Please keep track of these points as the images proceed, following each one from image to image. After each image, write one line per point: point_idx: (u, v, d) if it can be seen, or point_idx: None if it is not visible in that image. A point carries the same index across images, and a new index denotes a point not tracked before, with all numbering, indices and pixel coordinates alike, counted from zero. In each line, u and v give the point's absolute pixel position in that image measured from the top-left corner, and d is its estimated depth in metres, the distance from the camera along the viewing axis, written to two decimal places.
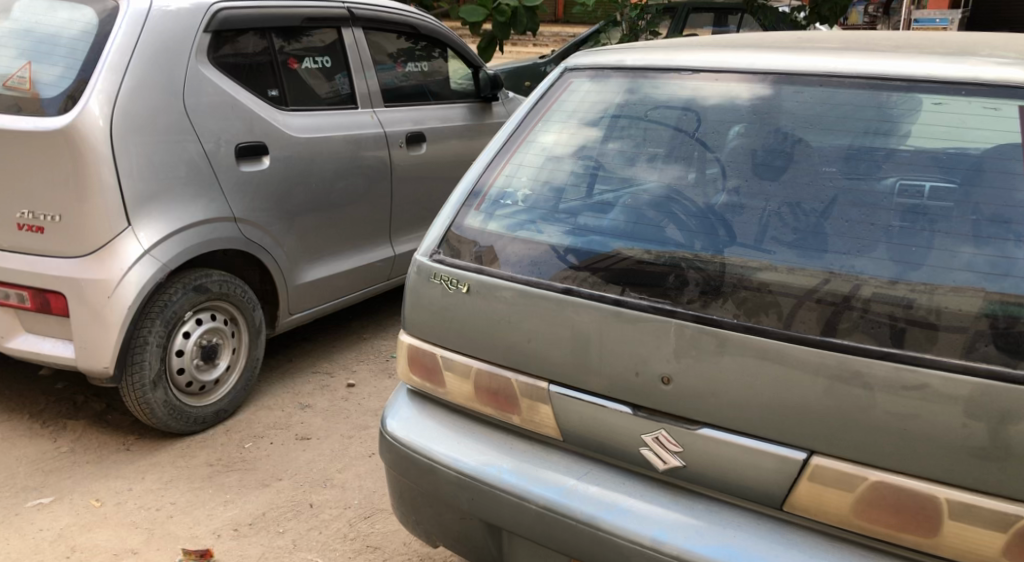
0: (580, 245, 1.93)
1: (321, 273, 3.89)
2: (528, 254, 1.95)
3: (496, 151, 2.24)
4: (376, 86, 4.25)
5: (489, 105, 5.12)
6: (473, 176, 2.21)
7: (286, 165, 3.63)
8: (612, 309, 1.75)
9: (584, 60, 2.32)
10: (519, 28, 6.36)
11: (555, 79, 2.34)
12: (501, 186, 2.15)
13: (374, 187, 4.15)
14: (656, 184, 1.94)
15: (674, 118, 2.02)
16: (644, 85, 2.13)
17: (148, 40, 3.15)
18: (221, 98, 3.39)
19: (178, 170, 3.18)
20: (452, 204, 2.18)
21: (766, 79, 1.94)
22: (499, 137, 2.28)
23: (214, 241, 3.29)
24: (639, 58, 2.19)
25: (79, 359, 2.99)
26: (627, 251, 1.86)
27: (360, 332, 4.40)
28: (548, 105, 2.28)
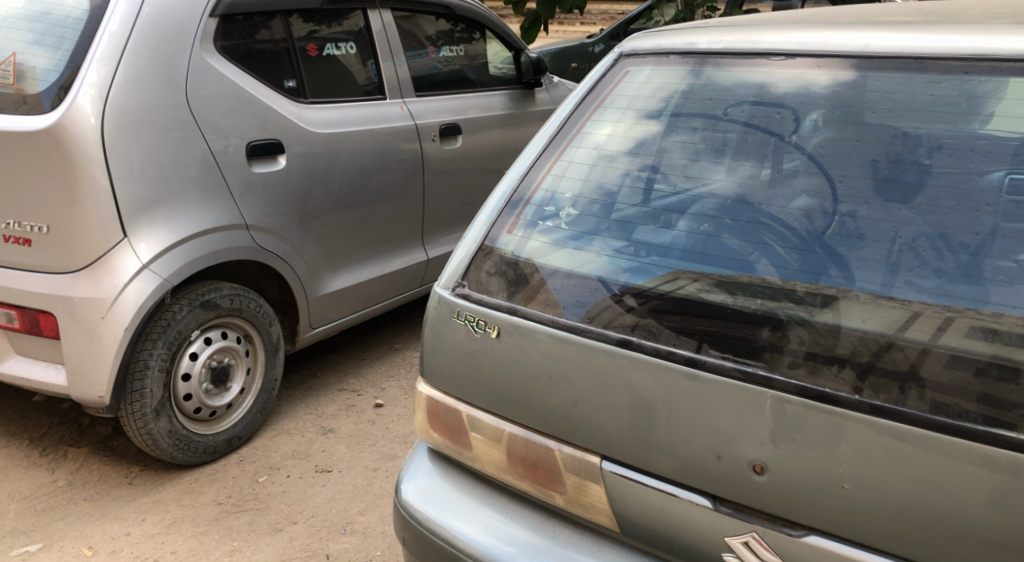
0: (640, 278, 1.50)
1: (345, 282, 3.54)
2: (574, 291, 1.54)
3: (536, 156, 1.82)
4: (405, 75, 3.86)
5: (532, 90, 4.70)
6: (508, 185, 1.80)
7: (304, 164, 3.26)
8: (685, 370, 1.33)
9: (643, 43, 1.87)
10: (564, 6, 5.91)
11: (608, 66, 1.90)
12: (543, 198, 1.74)
13: (404, 186, 3.77)
14: (723, 191, 1.53)
15: (746, 112, 1.60)
16: (712, 73, 1.70)
17: (146, 27, 2.81)
18: (231, 91, 3.03)
19: (180, 173, 2.84)
20: (480, 222, 1.77)
21: (857, 64, 1.51)
22: (541, 138, 1.86)
23: (222, 252, 2.95)
24: (713, 39, 1.74)
25: (73, 387, 2.70)
26: (703, 291, 1.43)
27: (391, 343, 4.06)
28: (602, 97, 1.84)
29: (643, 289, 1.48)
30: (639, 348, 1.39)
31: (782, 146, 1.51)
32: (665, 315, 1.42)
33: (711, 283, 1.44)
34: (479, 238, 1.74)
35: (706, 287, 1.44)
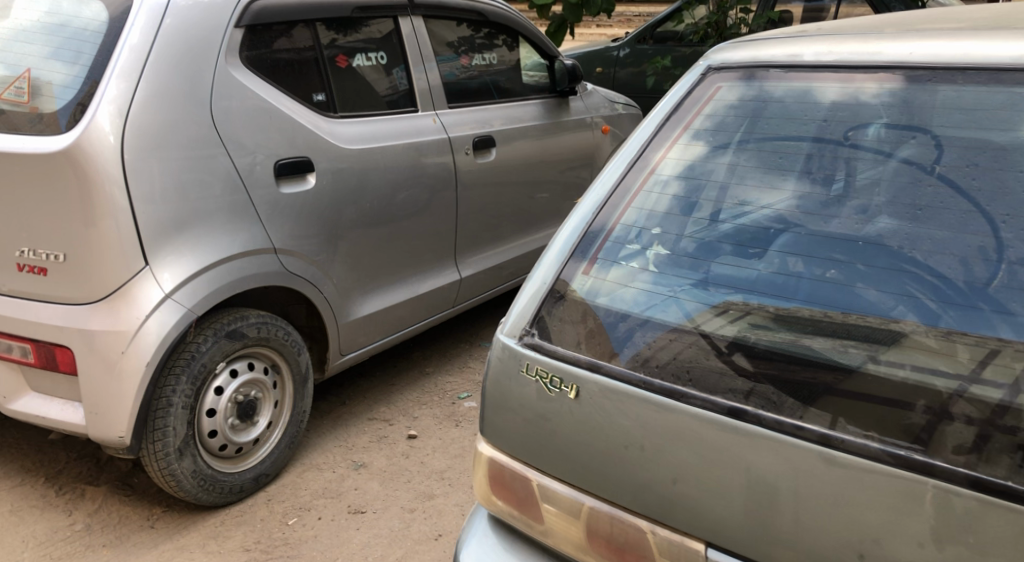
0: (751, 332, 1.37)
1: (374, 306, 3.33)
2: (670, 347, 1.39)
3: (619, 182, 1.66)
4: (436, 80, 3.67)
5: (566, 99, 4.49)
6: (580, 217, 1.64)
7: (335, 183, 3.07)
8: (820, 450, 1.17)
9: (735, 54, 1.70)
10: (592, 10, 5.70)
11: (695, 80, 1.73)
12: (622, 234, 1.58)
13: (432, 202, 3.54)
14: (774, 212, 1.49)
15: (813, 130, 1.53)
16: (809, 89, 1.57)
17: (167, 40, 2.63)
18: (258, 106, 2.85)
19: (205, 196, 2.66)
20: (555, 252, 1.60)
21: (908, 75, 1.46)
22: (615, 165, 1.69)
23: (249, 279, 2.76)
24: (822, 51, 1.58)
25: (91, 426, 2.52)
26: (836, 354, 1.30)
27: (422, 367, 3.86)
28: (686, 119, 1.69)
29: (750, 345, 1.35)
30: (758, 420, 1.23)
31: (854, 158, 1.45)
32: (790, 386, 1.28)
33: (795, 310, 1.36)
34: (549, 278, 1.56)
35: (836, 347, 1.30)
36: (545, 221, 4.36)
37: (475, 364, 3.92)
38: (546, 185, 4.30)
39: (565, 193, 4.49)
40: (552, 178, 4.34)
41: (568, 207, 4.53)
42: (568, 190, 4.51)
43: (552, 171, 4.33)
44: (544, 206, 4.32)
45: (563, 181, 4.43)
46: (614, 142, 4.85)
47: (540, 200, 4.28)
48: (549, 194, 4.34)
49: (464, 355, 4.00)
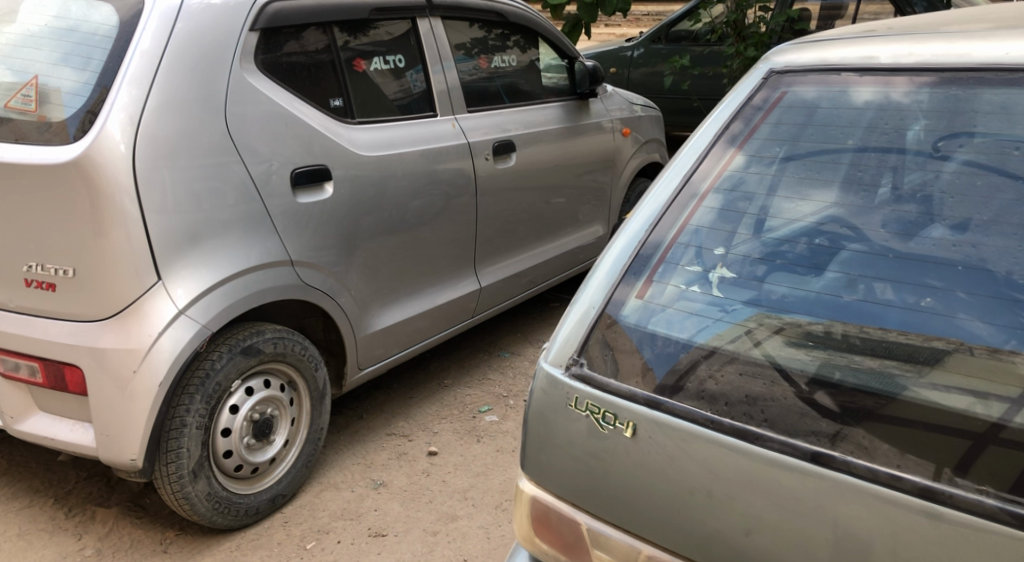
0: (834, 369, 1.30)
1: (394, 318, 3.23)
2: (742, 384, 1.32)
3: (677, 195, 1.57)
4: (455, 80, 3.55)
5: (587, 102, 4.37)
6: (628, 234, 1.55)
7: (353, 191, 2.96)
8: (924, 506, 1.09)
9: (801, 57, 1.63)
10: (608, 9, 5.57)
11: (756, 84, 1.65)
12: (675, 255, 1.50)
13: (444, 208, 3.39)
14: (810, 223, 1.47)
15: (862, 138, 1.50)
16: (888, 93, 1.50)
17: (180, 45, 2.53)
18: (275, 113, 2.74)
19: (220, 206, 2.55)
20: (608, 270, 1.52)
21: (1008, 78, 1.37)
22: (667, 178, 1.60)
23: (267, 292, 2.65)
24: (901, 53, 1.51)
25: (101, 448, 2.42)
26: (938, 396, 1.23)
27: (440, 379, 3.74)
28: (743, 132, 1.60)
29: (833, 380, 1.29)
30: (848, 469, 1.16)
31: (932, 164, 1.41)
32: (885, 431, 1.21)
33: (854, 334, 1.33)
34: (597, 304, 1.48)
35: (935, 389, 1.24)
36: (564, 227, 4.24)
37: (494, 375, 3.80)
38: (562, 190, 4.14)
39: (582, 197, 4.33)
40: (567, 183, 4.18)
41: (584, 213, 4.37)
42: (584, 196, 4.34)
43: (568, 176, 4.18)
44: (559, 211, 4.17)
45: (578, 186, 4.27)
46: (635, 145, 4.70)
47: (556, 205, 4.13)
48: (565, 199, 4.18)
49: (483, 367, 3.87)
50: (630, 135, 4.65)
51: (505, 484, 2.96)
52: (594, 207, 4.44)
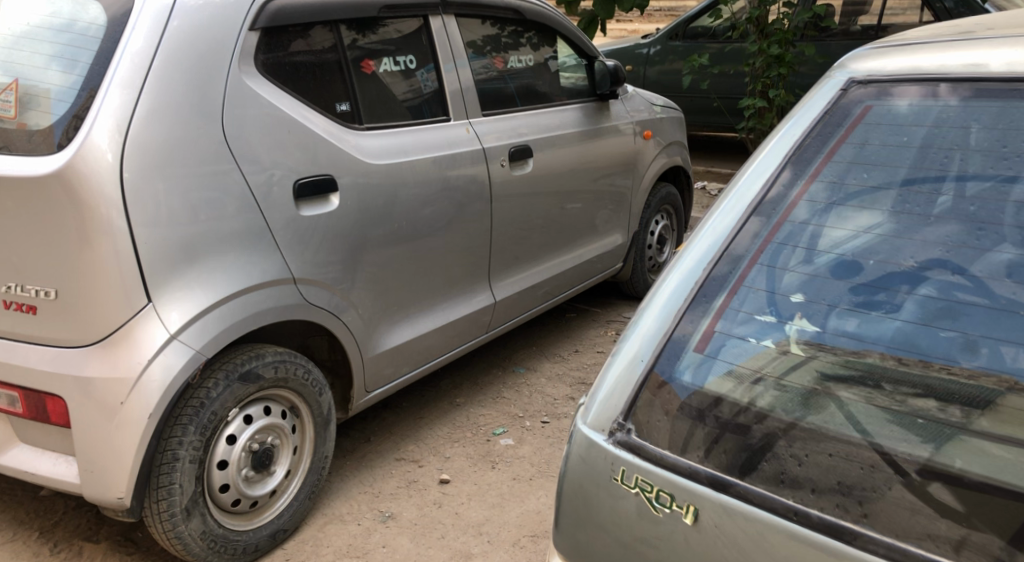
0: (955, 456, 1.12)
1: (403, 336, 3.02)
2: (834, 468, 1.16)
3: (742, 228, 1.40)
4: (469, 79, 3.34)
5: (607, 103, 4.15)
6: (682, 275, 1.39)
7: (360, 202, 2.75)
8: None
9: (890, 64, 1.44)
10: (625, 5, 5.30)
11: (832, 98, 1.47)
12: (739, 301, 1.34)
13: (454, 215, 3.16)
14: (888, 263, 1.29)
15: (975, 166, 1.29)
16: (1003, 108, 1.30)
17: (173, 46, 2.32)
18: (277, 119, 2.54)
19: (216, 221, 2.35)
20: (661, 316, 1.36)
21: None
22: (725, 209, 1.44)
23: (267, 313, 2.45)
24: (1016, 60, 1.31)
25: (86, 484, 2.22)
26: None
27: (452, 397, 3.54)
28: (817, 158, 1.43)
29: (951, 472, 1.11)
30: None
31: None
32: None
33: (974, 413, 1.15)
34: (646, 357, 1.34)
35: None
36: (582, 235, 4.01)
37: (509, 394, 3.58)
38: (578, 195, 3.91)
39: (600, 202, 4.09)
40: (584, 187, 3.94)
41: (601, 219, 4.13)
42: (601, 200, 4.10)
43: (585, 181, 3.94)
44: (575, 217, 3.93)
45: (595, 191, 4.03)
46: (657, 148, 4.48)
47: (572, 211, 3.90)
48: (581, 205, 3.95)
49: (497, 385, 3.66)
50: (652, 138, 4.43)
51: (523, 518, 2.75)
52: (613, 212, 4.21)
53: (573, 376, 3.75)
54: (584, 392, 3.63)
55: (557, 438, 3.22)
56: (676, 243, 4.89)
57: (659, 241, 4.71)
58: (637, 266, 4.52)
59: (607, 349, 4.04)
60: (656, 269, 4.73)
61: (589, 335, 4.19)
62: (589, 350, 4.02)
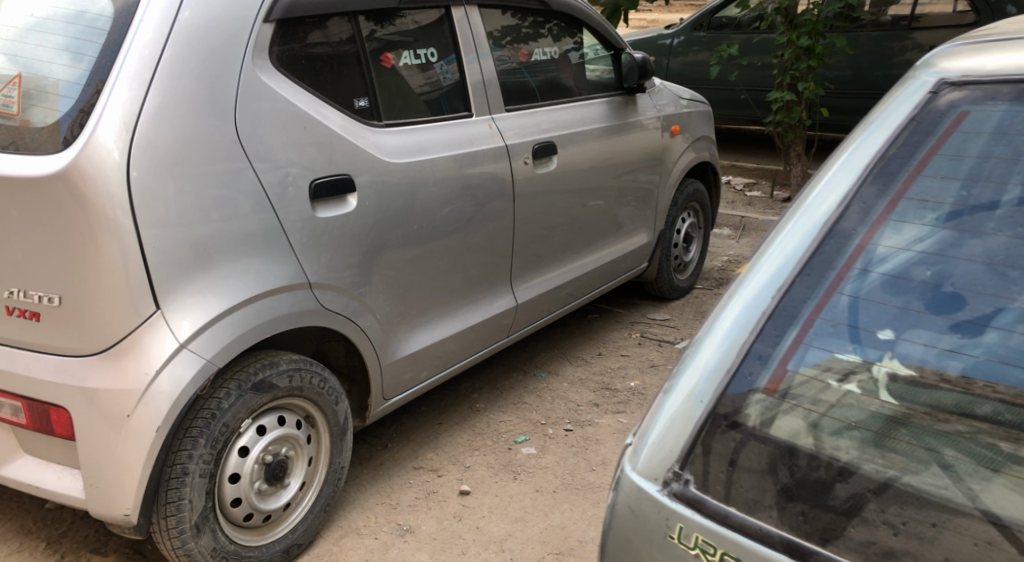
0: None
1: (423, 341, 2.91)
2: (936, 541, 1.07)
3: (816, 251, 1.26)
4: (491, 70, 3.21)
5: (634, 97, 4.00)
6: (747, 303, 1.26)
7: (379, 203, 2.63)
8: None
9: (986, 62, 1.30)
10: None
11: (920, 100, 1.32)
12: (814, 335, 1.22)
13: (475, 213, 3.02)
14: (992, 299, 1.17)
15: None
16: None
17: (183, 39, 2.20)
18: (292, 116, 2.42)
19: (228, 223, 2.23)
20: (723, 351, 1.24)
21: None
22: (795, 228, 1.30)
23: (282, 320, 2.34)
24: None
25: (91, 499, 2.12)
26: None
27: (472, 402, 3.42)
28: (904, 172, 1.28)
29: None
30: None
31: None
32: None
33: None
34: (707, 398, 1.22)
35: None
36: (605, 233, 3.87)
37: (530, 400, 3.46)
38: (601, 192, 3.75)
39: (624, 199, 3.93)
40: (607, 184, 3.79)
41: (625, 216, 3.97)
42: (625, 196, 3.94)
43: (608, 176, 3.77)
44: (598, 215, 3.78)
45: (617, 187, 3.87)
46: (684, 143, 4.33)
47: (595, 208, 3.74)
48: (604, 202, 3.79)
49: (517, 390, 3.53)
50: (679, 133, 4.27)
51: (547, 534, 2.63)
52: (638, 209, 4.06)
53: (596, 381, 3.62)
54: (609, 397, 3.49)
55: (581, 448, 3.10)
56: (702, 242, 4.74)
57: (684, 240, 4.56)
58: (663, 266, 4.37)
59: (632, 352, 3.90)
60: (682, 268, 4.58)
61: (612, 337, 4.06)
62: (613, 353, 3.88)
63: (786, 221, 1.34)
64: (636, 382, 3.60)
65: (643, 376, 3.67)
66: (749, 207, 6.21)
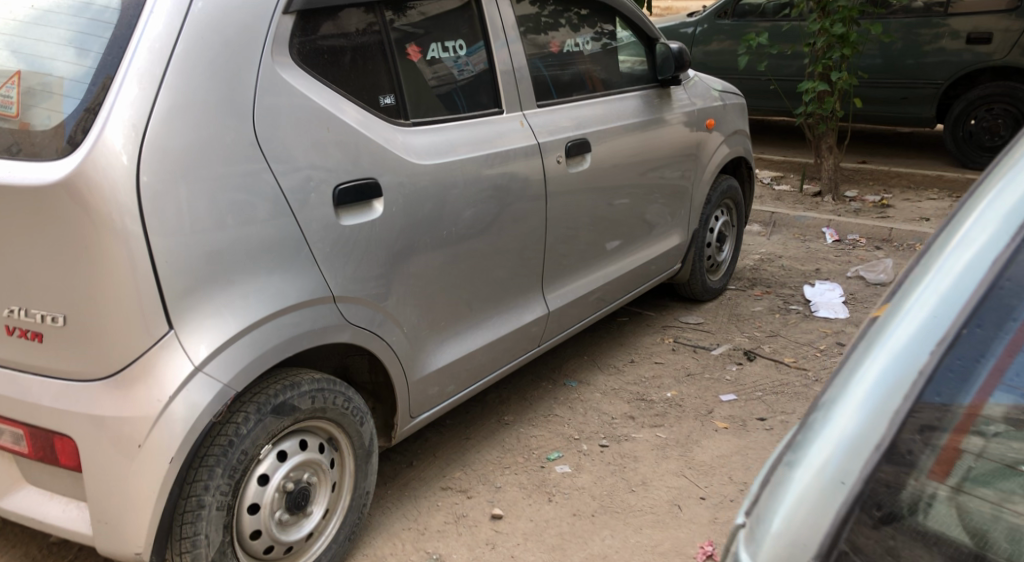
0: None
1: (453, 354, 2.72)
2: None
3: (985, 295, 1.02)
4: (520, 54, 3.01)
5: (669, 90, 3.80)
6: (894, 359, 1.03)
7: (407, 209, 2.44)
8: None
9: None
10: None
11: None
12: (987, 403, 1.01)
13: (506, 217, 2.83)
14: None
15: None
16: None
17: (197, 33, 2.01)
18: (314, 116, 2.23)
19: (246, 234, 2.05)
20: (873, 419, 1.01)
21: None
22: (949, 266, 1.06)
23: (305, 339, 2.16)
24: None
25: (100, 536, 1.95)
26: None
27: (500, 415, 3.24)
28: None
29: None
30: None
31: None
32: None
33: None
34: (852, 478, 0.99)
35: None
36: (630, 232, 3.61)
37: (561, 412, 3.27)
38: (626, 189, 3.49)
39: (650, 196, 3.68)
40: (633, 182, 3.53)
41: (653, 213, 3.72)
42: (652, 193, 3.68)
43: (633, 173, 3.51)
44: (624, 215, 3.53)
45: (643, 184, 3.60)
46: (719, 139, 4.12)
47: (620, 208, 3.49)
48: (630, 200, 3.54)
49: (547, 402, 3.34)
50: (713, 127, 4.06)
51: None
52: (667, 206, 3.81)
53: (630, 391, 3.43)
54: (644, 409, 3.30)
55: (618, 466, 2.91)
56: (735, 241, 4.54)
57: (718, 239, 4.36)
58: (696, 267, 4.17)
59: (666, 359, 3.70)
60: (714, 269, 4.38)
61: (644, 343, 3.86)
62: (646, 360, 3.69)
63: (931, 258, 1.10)
64: (673, 393, 3.41)
65: (679, 385, 3.47)
66: (778, 202, 5.99)
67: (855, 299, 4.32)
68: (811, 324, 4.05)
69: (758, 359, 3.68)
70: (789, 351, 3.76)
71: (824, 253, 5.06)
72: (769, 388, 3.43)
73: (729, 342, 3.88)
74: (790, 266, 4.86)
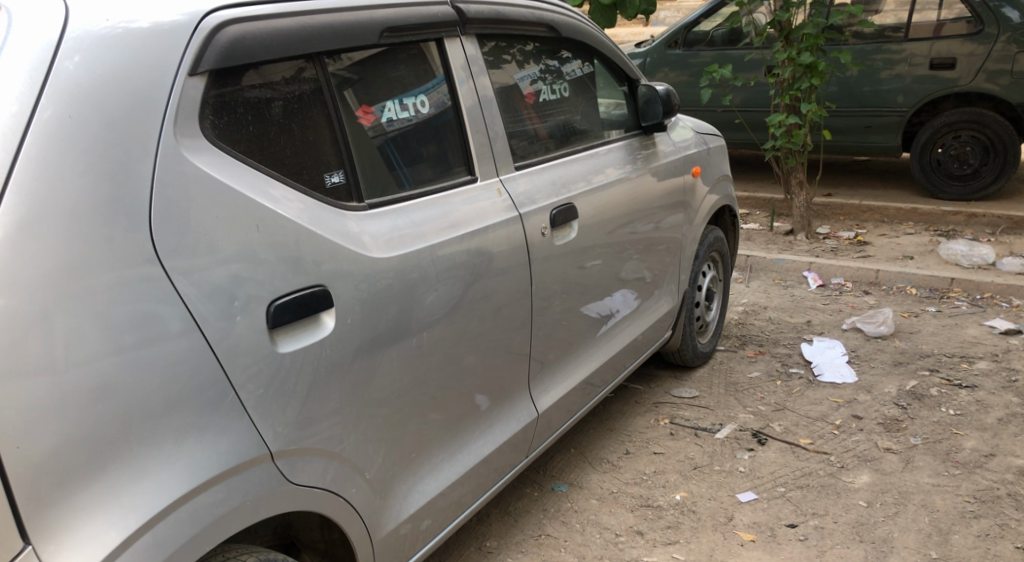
0: None
1: (426, 492, 2.15)
2: None
3: None
4: (488, 93, 2.46)
5: (653, 138, 3.34)
6: None
7: (365, 322, 1.86)
8: None
9: None
10: (627, 12, 4.49)
11: None
12: None
13: (486, 310, 2.27)
14: None
15: None
16: None
17: (63, 110, 1.43)
18: (238, 211, 1.65)
19: (145, 385, 1.45)
20: None
21: None
22: None
23: (232, 518, 1.56)
24: None
25: None
26: None
27: (482, 542, 2.66)
28: None
29: None
30: None
31: None
32: None
33: None
34: None
35: None
36: (611, 304, 3.03)
37: (555, 530, 2.71)
38: (615, 256, 2.98)
39: (634, 258, 3.12)
40: (610, 247, 2.93)
41: (642, 277, 3.21)
42: (631, 257, 3.09)
43: (620, 237, 2.99)
44: (608, 284, 2.98)
45: (625, 249, 3.04)
46: (706, 187, 3.67)
47: (603, 277, 2.92)
48: (608, 267, 2.94)
49: (536, 517, 2.78)
50: (700, 175, 3.61)
51: None
52: (651, 267, 3.27)
53: (632, 495, 2.89)
54: (652, 517, 2.77)
55: None
56: (723, 297, 4.07)
57: (707, 297, 3.89)
58: (687, 333, 3.69)
59: (666, 449, 3.18)
60: (703, 331, 3.90)
61: (636, 428, 3.34)
62: (644, 451, 3.16)
63: None
64: (682, 494, 2.88)
65: (687, 484, 2.94)
66: (750, 244, 5.59)
67: (859, 358, 3.89)
68: (819, 393, 3.59)
69: (771, 443, 3.19)
70: (803, 429, 3.28)
71: (811, 301, 4.65)
72: (791, 481, 2.94)
73: (733, 420, 3.38)
74: (778, 319, 4.42)
